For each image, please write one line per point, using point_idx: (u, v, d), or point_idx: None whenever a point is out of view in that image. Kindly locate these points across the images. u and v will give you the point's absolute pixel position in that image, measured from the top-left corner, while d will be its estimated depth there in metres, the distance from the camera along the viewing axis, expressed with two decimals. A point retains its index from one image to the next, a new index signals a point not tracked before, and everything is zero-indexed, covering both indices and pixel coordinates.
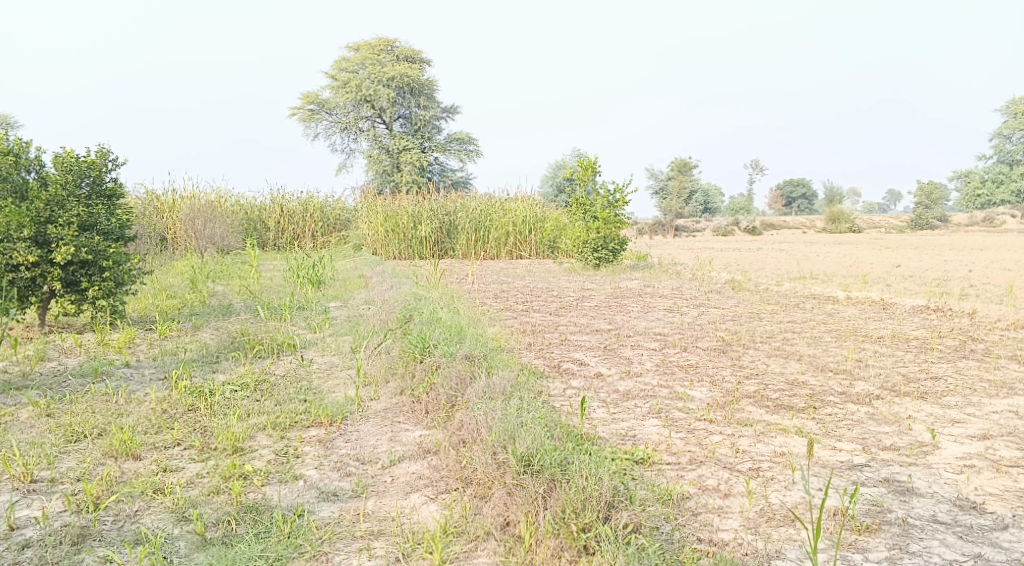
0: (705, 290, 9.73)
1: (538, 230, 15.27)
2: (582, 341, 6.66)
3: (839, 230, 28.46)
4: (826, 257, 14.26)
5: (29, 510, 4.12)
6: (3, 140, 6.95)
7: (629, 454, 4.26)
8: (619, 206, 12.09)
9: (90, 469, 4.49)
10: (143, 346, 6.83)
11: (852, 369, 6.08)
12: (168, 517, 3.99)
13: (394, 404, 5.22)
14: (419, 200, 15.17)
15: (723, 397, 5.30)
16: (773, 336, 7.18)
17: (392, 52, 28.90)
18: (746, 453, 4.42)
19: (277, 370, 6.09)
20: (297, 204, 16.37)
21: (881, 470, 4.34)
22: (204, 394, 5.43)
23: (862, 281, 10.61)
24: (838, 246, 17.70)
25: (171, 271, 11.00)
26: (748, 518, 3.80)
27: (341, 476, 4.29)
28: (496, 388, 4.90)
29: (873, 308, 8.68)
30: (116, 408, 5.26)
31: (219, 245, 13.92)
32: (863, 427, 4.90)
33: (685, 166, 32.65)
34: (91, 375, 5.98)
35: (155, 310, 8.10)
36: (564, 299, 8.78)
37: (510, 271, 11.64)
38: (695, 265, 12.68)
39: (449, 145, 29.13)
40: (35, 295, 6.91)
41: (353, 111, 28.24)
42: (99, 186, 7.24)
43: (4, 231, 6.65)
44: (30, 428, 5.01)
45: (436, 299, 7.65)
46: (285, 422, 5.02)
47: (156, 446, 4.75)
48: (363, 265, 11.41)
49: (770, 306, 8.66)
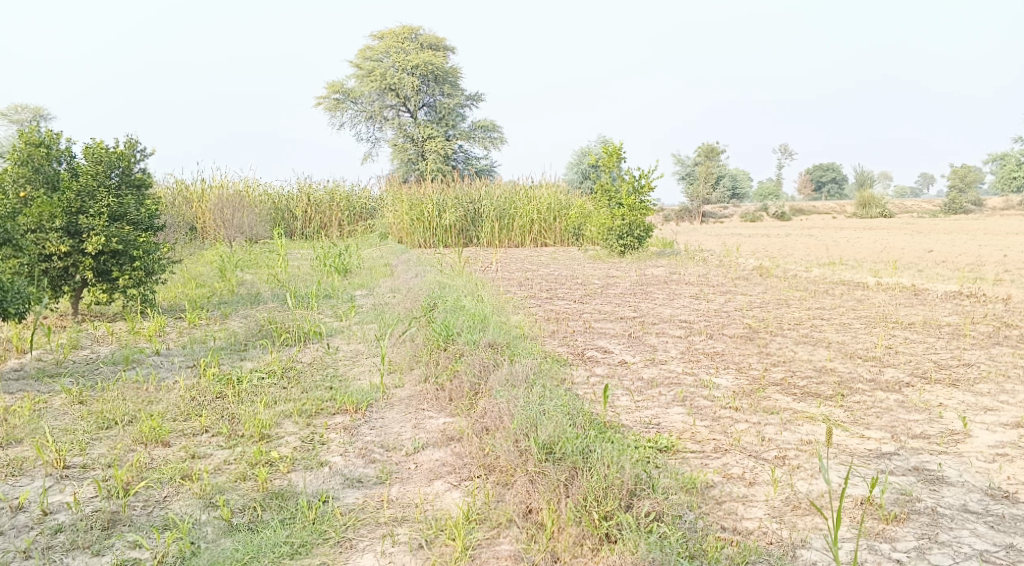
0: (732, 277, 9.64)
1: (564, 217, 15.22)
2: (607, 328, 6.64)
3: (871, 215, 28.07)
4: (856, 243, 14.04)
5: (61, 495, 4.19)
6: (35, 132, 6.98)
7: (653, 442, 4.25)
8: (644, 193, 12.01)
9: (121, 455, 4.55)
10: (173, 334, 6.91)
11: (881, 356, 6.00)
12: (196, 504, 4.04)
13: (418, 392, 5.23)
14: (444, 188, 15.19)
15: (749, 384, 5.26)
16: (801, 322, 7.11)
17: (417, 40, 28.90)
18: (772, 441, 4.38)
19: (304, 358, 6.13)
20: (324, 193, 16.45)
21: (910, 459, 4.28)
22: (232, 381, 5.49)
23: (893, 267, 10.46)
24: (869, 231, 17.46)
25: (199, 261, 11.11)
26: (773, 506, 3.77)
27: (366, 463, 4.32)
28: (519, 375, 4.90)
29: (904, 294, 8.55)
30: (147, 396, 5.33)
31: (248, 234, 14.04)
32: (892, 415, 4.84)
33: (712, 151, 32.30)
34: (122, 363, 6.07)
35: (185, 299, 8.20)
36: (589, 287, 8.75)
37: (535, 259, 11.62)
38: (722, 251, 12.56)
39: (475, 133, 29.09)
40: (67, 285, 7.02)
41: (378, 100, 28.29)
42: (128, 176, 7.32)
43: (37, 222, 6.75)
44: (63, 415, 5.10)
45: (460, 287, 7.65)
46: (311, 409, 5.05)
47: (185, 433, 4.81)
48: (390, 253, 11.46)
49: (798, 293, 8.57)
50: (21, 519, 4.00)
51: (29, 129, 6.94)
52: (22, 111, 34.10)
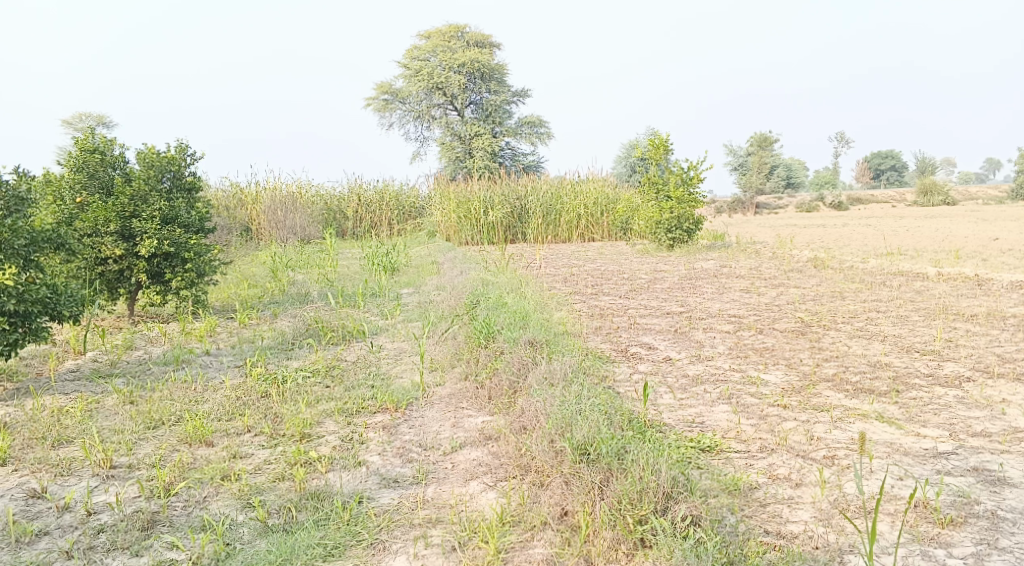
0: (784, 270, 9.38)
1: (612, 211, 15.06)
2: (652, 324, 6.50)
3: (932, 203, 27.18)
4: (916, 232, 13.55)
5: (106, 495, 4.23)
6: (89, 139, 7.06)
7: (695, 442, 4.12)
8: (693, 185, 11.80)
9: (165, 455, 4.59)
10: (223, 334, 6.98)
11: (941, 350, 5.75)
12: (233, 504, 4.05)
13: (459, 390, 5.16)
14: (490, 185, 15.14)
15: (799, 381, 5.08)
16: (856, 315, 6.87)
17: (463, 38, 28.95)
18: (821, 440, 4.22)
19: (348, 356, 6.12)
20: (374, 193, 16.54)
21: (969, 458, 4.07)
22: (277, 381, 5.49)
23: (955, 256, 10.07)
24: (931, 219, 16.87)
25: (252, 262, 11.25)
26: (820, 509, 3.62)
27: (403, 463, 4.28)
28: (557, 373, 4.82)
29: (966, 285, 8.20)
30: (194, 396, 5.37)
31: (300, 235, 14.19)
32: (951, 412, 4.62)
33: (765, 141, 31.43)
34: (172, 364, 6.14)
35: (236, 299, 8.28)
36: (635, 282, 8.60)
37: (582, 255, 11.47)
38: (775, 243, 12.26)
39: (522, 129, 28.99)
40: (123, 287, 7.14)
41: (426, 99, 28.40)
42: (179, 180, 7.40)
43: (92, 227, 6.86)
44: (113, 415, 5.16)
45: (502, 284, 7.58)
46: (352, 408, 5.03)
47: (228, 432, 4.83)
48: (437, 251, 11.43)
49: (854, 284, 8.30)
50: (66, 519, 4.05)
51: (83, 136, 7.03)
52: (86, 121, 35.10)
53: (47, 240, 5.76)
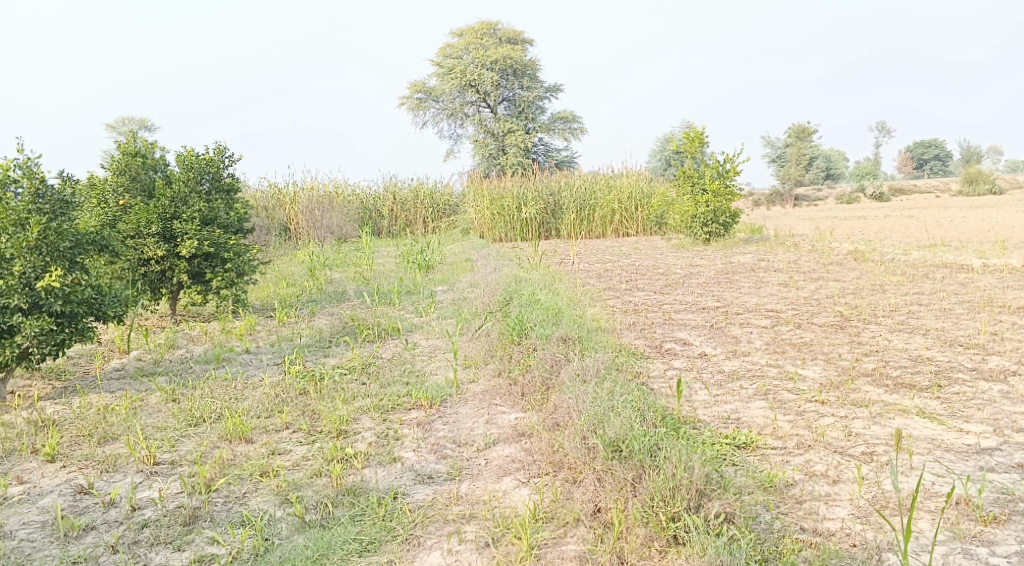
0: (823, 263, 9.25)
1: (646, 206, 14.98)
2: (688, 320, 6.45)
3: (978, 192, 26.58)
4: (960, 222, 13.27)
5: (149, 491, 4.32)
6: (131, 143, 7.20)
7: (730, 438, 4.09)
8: (729, 178, 11.69)
9: (205, 452, 4.67)
10: (263, 333, 7.07)
11: (985, 343, 5.63)
12: (272, 500, 4.11)
13: (493, 386, 5.18)
14: (524, 181, 15.14)
15: (837, 376, 5.01)
16: (897, 309, 6.75)
17: (497, 35, 28.99)
18: (860, 436, 4.16)
19: (383, 353, 6.17)
20: (408, 191, 16.63)
21: (1013, 455, 3.99)
22: (315, 378, 5.55)
23: (1000, 247, 9.85)
24: (975, 209, 16.49)
25: (290, 261, 11.39)
26: (858, 506, 3.58)
27: (438, 459, 4.31)
28: (590, 370, 4.81)
29: (1012, 276, 8.01)
30: (233, 394, 5.46)
31: (336, 234, 14.35)
32: (995, 407, 4.52)
33: (804, 131, 30.99)
34: (213, 362, 6.24)
35: (274, 297, 8.40)
36: (670, 277, 8.55)
37: (616, 250, 11.42)
38: (814, 236, 12.09)
39: (556, 124, 28.94)
40: (165, 287, 7.27)
41: (460, 97, 28.50)
42: (218, 182, 7.50)
43: (135, 228, 6.99)
44: (156, 413, 5.26)
45: (536, 281, 7.59)
46: (387, 405, 5.07)
47: (267, 429, 4.89)
48: (471, 249, 11.47)
49: (895, 277, 8.16)
50: (112, 514, 4.15)
51: (125, 140, 7.17)
52: (128, 125, 35.74)
53: (91, 242, 5.88)
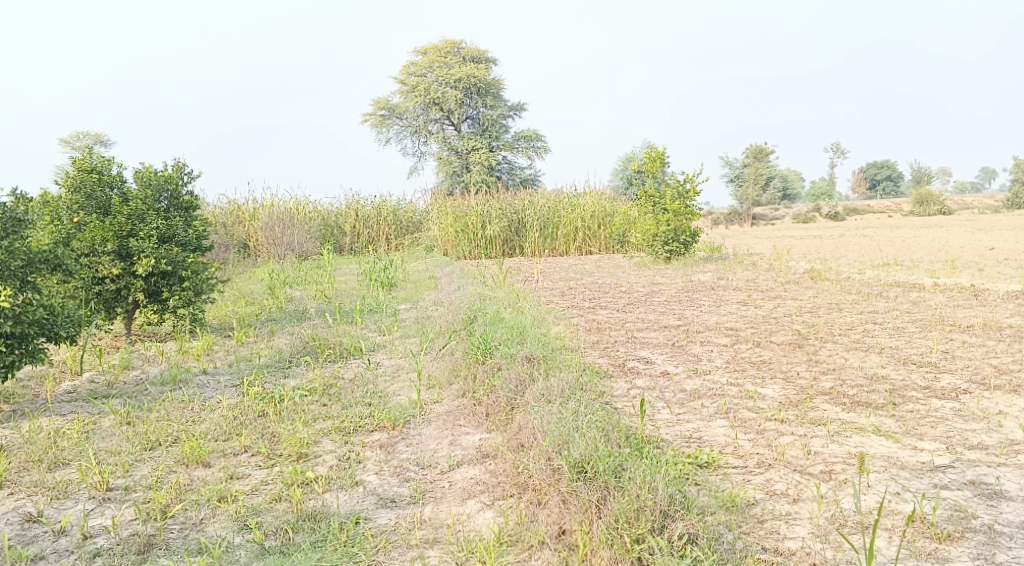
0: (781, 281, 9.39)
1: (608, 225, 15.11)
2: (650, 338, 6.49)
3: (929, 212, 27.25)
4: (912, 242, 13.56)
5: (102, 518, 4.22)
6: (87, 159, 7.07)
7: (693, 458, 4.11)
8: (690, 198, 11.82)
9: (161, 477, 4.57)
10: (220, 353, 6.95)
11: (938, 361, 5.75)
12: (230, 526, 4.04)
13: (456, 407, 5.15)
14: (488, 199, 15.17)
15: (797, 395, 5.07)
16: (854, 327, 6.87)
17: (460, 53, 29.04)
18: (819, 454, 4.21)
19: (345, 374, 6.10)
20: (371, 208, 16.55)
21: (966, 472, 4.07)
22: (275, 400, 5.47)
23: (950, 267, 10.10)
24: (926, 230, 16.86)
25: (250, 279, 11.25)
26: (818, 525, 3.62)
27: (400, 482, 4.27)
28: (554, 390, 4.82)
29: (963, 295, 8.21)
30: (191, 416, 5.35)
31: (298, 251, 14.22)
32: (948, 424, 4.62)
33: (761, 152, 31.67)
34: (170, 384, 6.11)
35: (234, 317, 8.26)
36: (633, 295, 8.61)
37: (578, 268, 11.47)
38: (772, 255, 12.27)
39: (519, 143, 29.08)
40: (120, 306, 7.11)
41: (423, 115, 28.55)
42: (176, 199, 7.38)
43: (90, 246, 6.84)
44: (110, 436, 5.13)
45: (500, 299, 7.59)
46: (349, 427, 5.02)
47: (225, 453, 4.81)
48: (434, 266, 11.45)
49: (851, 296, 8.32)
50: (63, 543, 4.03)
51: (81, 156, 7.03)
52: (83, 141, 35.07)
53: (44, 261, 5.75)
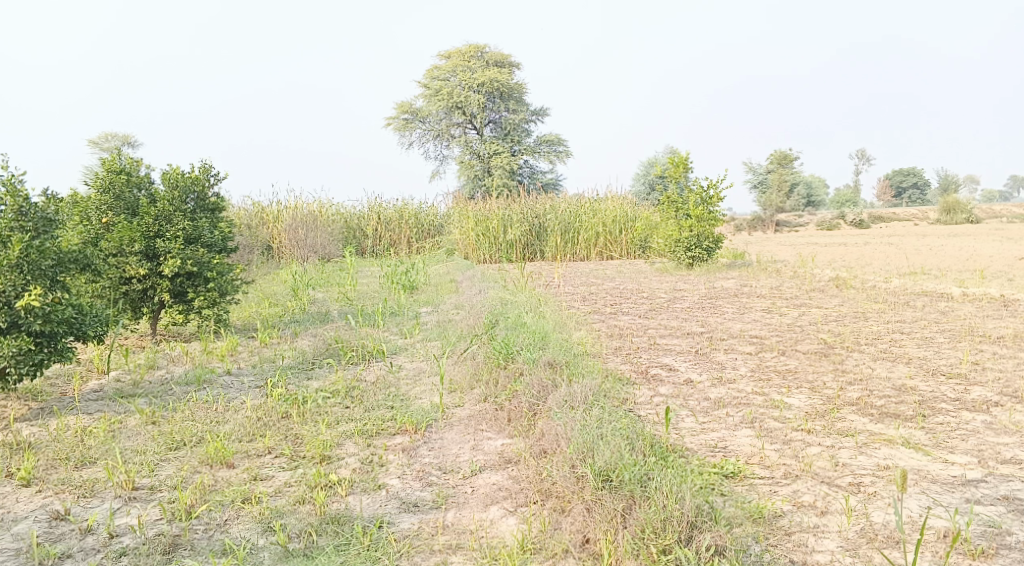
0: (806, 289, 9.31)
1: (630, 230, 15.06)
2: (673, 345, 6.45)
3: (955, 221, 26.96)
4: (939, 251, 13.41)
5: (127, 517, 4.24)
6: (116, 160, 7.13)
7: (718, 467, 4.08)
8: (713, 204, 11.76)
9: (186, 477, 4.59)
10: (244, 353, 6.99)
11: (967, 373, 5.67)
12: (254, 528, 4.05)
13: (479, 412, 5.14)
14: (509, 202, 15.16)
15: (823, 405, 5.02)
16: (880, 337, 6.79)
17: (484, 57, 29.06)
18: (847, 466, 4.16)
19: (367, 377, 6.10)
20: (393, 211, 16.61)
21: (999, 487, 4.01)
22: (297, 401, 5.48)
23: (978, 276, 9.97)
24: (951, 239, 16.67)
25: (272, 280, 11.30)
26: (847, 538, 3.58)
27: (423, 487, 4.26)
28: (578, 397, 4.79)
29: (991, 306, 8.11)
30: (215, 417, 5.37)
31: (320, 253, 14.27)
32: (979, 437, 4.55)
33: (785, 158, 31.47)
34: (194, 385, 6.14)
35: (257, 318, 8.30)
36: (655, 301, 8.57)
37: (600, 273, 11.43)
38: (796, 262, 12.18)
39: (541, 147, 29.07)
40: (146, 306, 7.16)
41: (446, 118, 28.63)
42: (203, 201, 7.44)
43: (118, 247, 6.89)
44: (134, 436, 5.16)
45: (522, 304, 7.57)
46: (371, 430, 5.02)
47: (249, 454, 4.82)
48: (456, 270, 11.45)
49: (877, 305, 8.23)
50: (88, 541, 4.06)
51: (110, 157, 7.10)
52: (109, 143, 35.50)
53: (73, 261, 5.80)
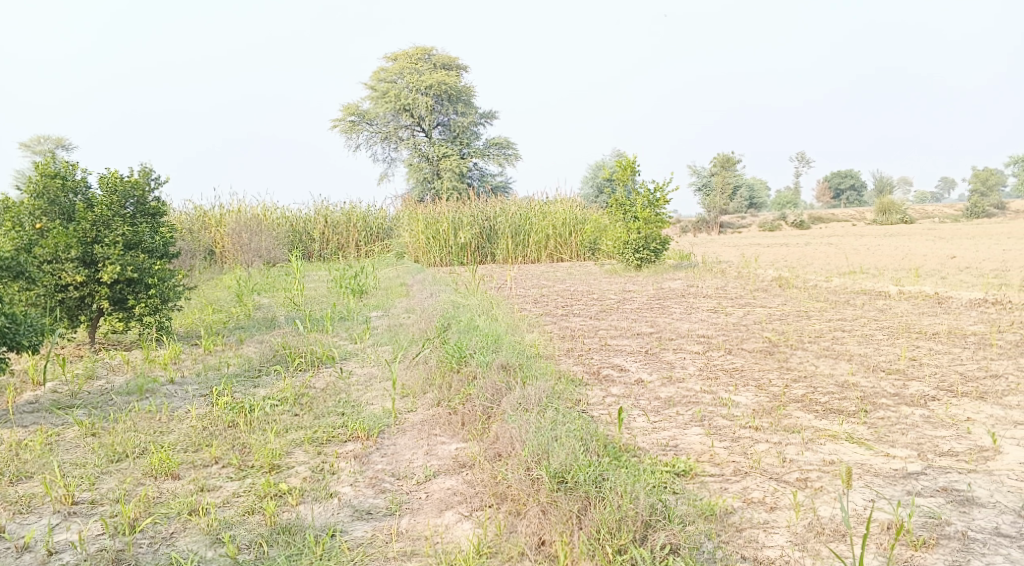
0: (750, 289, 9.48)
1: (579, 232, 15.17)
2: (623, 345, 6.51)
3: (891, 221, 27.76)
4: (876, 251, 13.79)
5: (67, 533, 4.11)
6: (50, 164, 6.94)
7: (670, 466, 4.12)
8: (660, 206, 11.90)
9: (129, 490, 4.47)
10: (188, 361, 6.84)
11: (906, 369, 5.84)
12: (201, 540, 3.96)
13: (431, 416, 5.11)
14: (459, 205, 15.13)
15: (769, 402, 5.11)
16: (823, 335, 6.95)
17: (430, 60, 28.97)
18: (794, 462, 4.25)
19: (317, 383, 6.02)
20: (340, 215, 16.45)
21: (939, 479, 4.13)
22: (244, 410, 5.38)
23: (914, 275, 10.27)
24: (888, 238, 17.16)
25: (216, 286, 11.10)
26: (795, 533, 3.65)
27: (376, 494, 4.22)
28: (532, 399, 4.80)
29: (927, 303, 8.36)
30: (158, 427, 5.24)
31: (266, 257, 14.05)
32: (918, 431, 4.68)
33: (728, 161, 31.99)
34: (136, 394, 5.99)
35: (200, 325, 8.14)
36: (605, 302, 8.63)
37: (550, 275, 11.49)
38: (740, 262, 12.39)
39: (489, 150, 29.08)
40: (84, 314, 6.94)
41: (393, 121, 28.48)
42: (143, 205, 7.27)
43: (53, 253, 6.68)
44: (74, 448, 5.01)
45: (473, 306, 7.56)
46: (322, 437, 4.96)
47: (195, 464, 4.72)
48: (405, 273, 11.38)
49: (819, 303, 8.42)
50: (26, 559, 3.92)
51: (44, 161, 6.90)
52: (43, 145, 34.47)
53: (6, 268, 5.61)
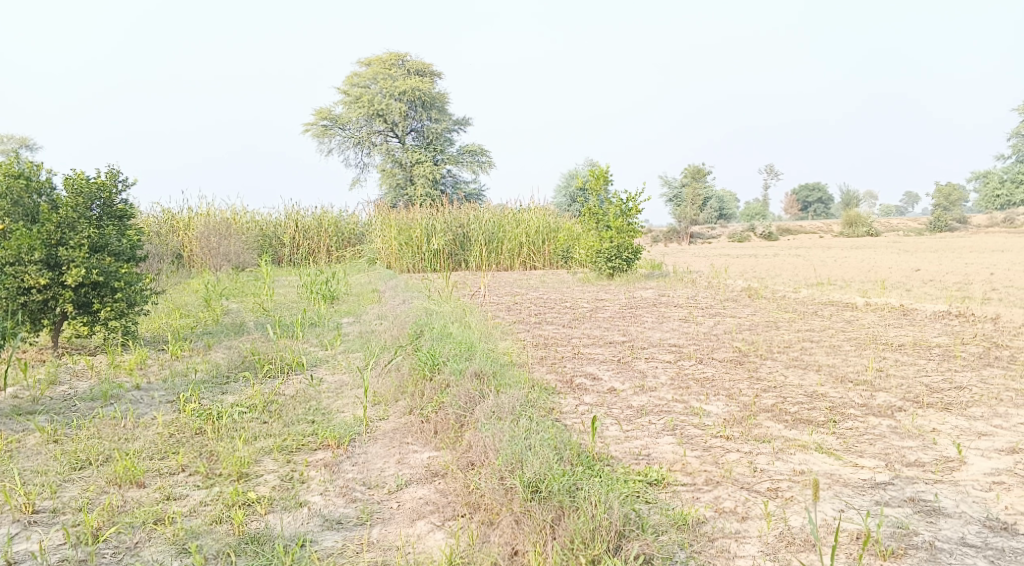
0: (720, 299, 9.55)
1: (553, 240, 15.27)
2: (596, 354, 6.51)
3: (858, 234, 28.15)
4: (844, 262, 13.96)
5: (27, 543, 4.02)
6: (13, 164, 6.84)
7: (643, 475, 4.13)
8: (632, 215, 11.96)
9: (92, 498, 4.37)
10: (154, 366, 6.73)
11: (872, 380, 5.90)
12: (167, 550, 3.89)
13: (403, 424, 5.07)
14: (432, 212, 15.08)
15: (740, 412, 5.14)
16: (792, 345, 7.01)
17: (403, 66, 28.89)
18: (765, 472, 4.27)
19: (286, 390, 5.95)
20: (311, 219, 16.32)
21: (906, 489, 4.18)
22: (212, 416, 5.30)
23: (880, 287, 10.41)
24: (855, 250, 17.35)
25: (184, 290, 10.94)
26: (766, 543, 3.67)
27: (347, 503, 4.17)
28: (505, 407, 4.78)
29: (893, 315, 8.48)
30: (123, 434, 5.14)
31: (234, 261, 13.87)
32: (886, 441, 4.73)
33: (699, 173, 32.22)
34: (100, 400, 5.87)
35: (167, 329, 8.02)
36: (577, 310, 8.64)
37: (523, 283, 11.50)
38: (710, 273, 12.49)
39: (462, 157, 29.05)
40: (46, 318, 6.78)
41: (366, 126, 28.31)
42: (109, 208, 7.18)
43: (15, 255, 6.53)
44: (35, 455, 4.90)
45: (447, 314, 7.53)
46: (292, 445, 4.90)
47: (161, 472, 4.64)
48: (377, 279, 11.31)
49: (788, 314, 8.50)
50: None
51: (7, 161, 6.79)
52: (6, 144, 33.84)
53: None
